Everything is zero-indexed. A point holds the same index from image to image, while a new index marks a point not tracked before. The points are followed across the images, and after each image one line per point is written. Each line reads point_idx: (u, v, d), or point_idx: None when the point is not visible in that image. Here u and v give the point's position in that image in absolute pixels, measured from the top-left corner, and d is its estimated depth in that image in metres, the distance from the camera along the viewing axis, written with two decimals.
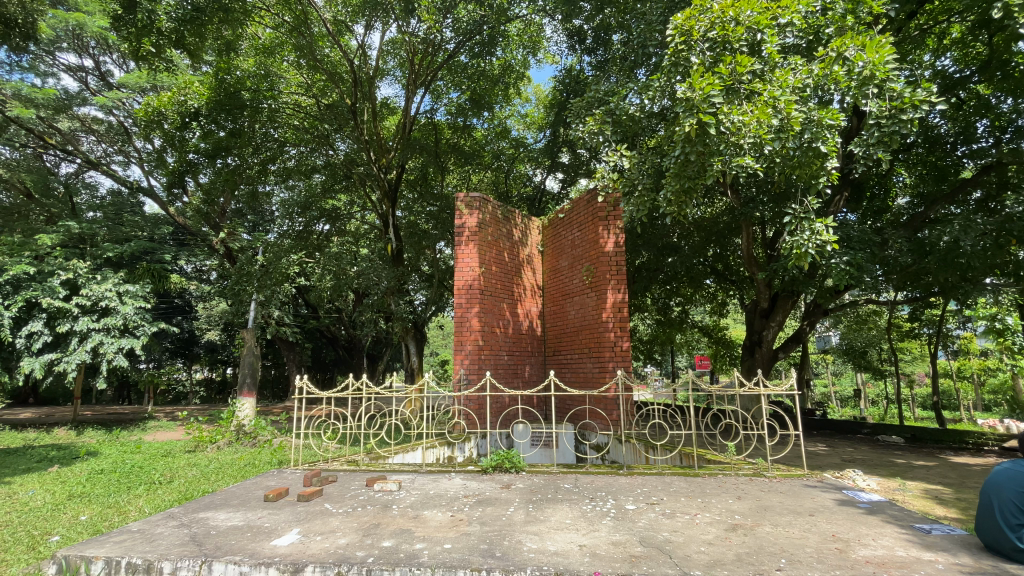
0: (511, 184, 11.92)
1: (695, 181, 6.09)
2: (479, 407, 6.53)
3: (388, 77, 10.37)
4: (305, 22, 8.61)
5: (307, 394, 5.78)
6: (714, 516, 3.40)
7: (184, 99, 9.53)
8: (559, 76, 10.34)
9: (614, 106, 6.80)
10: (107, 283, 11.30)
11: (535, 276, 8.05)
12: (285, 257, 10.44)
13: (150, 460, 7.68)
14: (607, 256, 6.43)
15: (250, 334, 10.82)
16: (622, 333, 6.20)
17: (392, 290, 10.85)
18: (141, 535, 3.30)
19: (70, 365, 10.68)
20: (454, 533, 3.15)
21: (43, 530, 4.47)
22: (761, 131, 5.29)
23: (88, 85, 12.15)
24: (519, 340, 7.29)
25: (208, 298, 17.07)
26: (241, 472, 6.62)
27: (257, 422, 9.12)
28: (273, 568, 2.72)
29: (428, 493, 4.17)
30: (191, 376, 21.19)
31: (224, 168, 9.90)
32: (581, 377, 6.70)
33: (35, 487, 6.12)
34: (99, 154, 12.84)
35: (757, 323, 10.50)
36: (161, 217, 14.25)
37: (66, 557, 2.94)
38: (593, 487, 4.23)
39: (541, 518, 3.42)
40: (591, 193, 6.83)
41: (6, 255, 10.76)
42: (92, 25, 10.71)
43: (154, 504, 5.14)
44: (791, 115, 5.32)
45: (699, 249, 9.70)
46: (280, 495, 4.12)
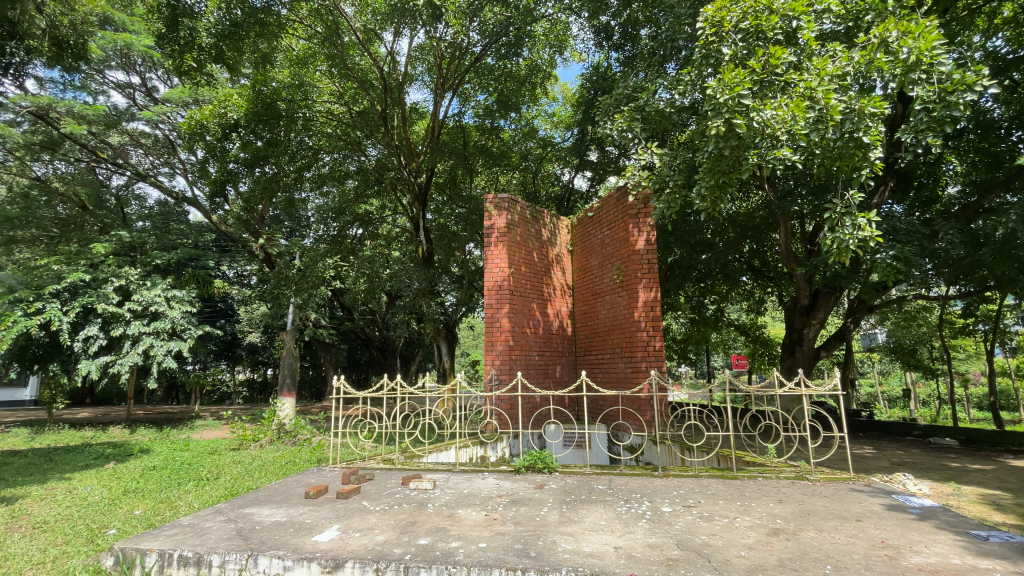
0: (539, 185, 11.96)
1: (730, 175, 5.92)
2: (511, 407, 6.55)
3: (416, 82, 10.56)
4: (336, 32, 8.81)
5: (344, 394, 5.92)
6: (754, 520, 3.31)
7: (225, 112, 9.86)
8: (587, 74, 10.27)
9: (644, 102, 6.73)
10: (156, 289, 11.92)
11: (564, 276, 8.00)
12: (321, 261, 10.75)
13: (197, 457, 8.04)
14: (639, 254, 6.33)
15: (289, 336, 11.15)
16: (655, 332, 6.11)
17: (423, 291, 11.05)
18: (191, 529, 3.47)
19: (124, 367, 11.29)
20: (488, 533, 3.17)
21: (101, 523, 4.74)
22: (798, 122, 5.11)
23: (136, 101, 12.75)
24: (549, 340, 7.28)
25: (249, 302, 17.73)
26: (283, 469, 6.83)
27: (297, 421, 9.39)
28: (315, 563, 2.81)
29: (463, 492, 4.21)
30: (235, 377, 22.07)
31: (262, 177, 10.25)
32: (613, 377, 6.63)
33: (93, 482, 6.51)
34: (148, 167, 13.36)
35: (797, 321, 10.16)
36: (204, 226, 14.88)
37: (122, 549, 3.13)
38: (627, 488, 4.19)
39: (575, 519, 3.41)
40: (622, 191, 6.76)
41: (65, 264, 11.51)
42: (139, 44, 11.34)
43: (202, 500, 5.39)
44: (830, 105, 5.13)
45: (735, 246, 9.44)
46: (320, 493, 4.23)
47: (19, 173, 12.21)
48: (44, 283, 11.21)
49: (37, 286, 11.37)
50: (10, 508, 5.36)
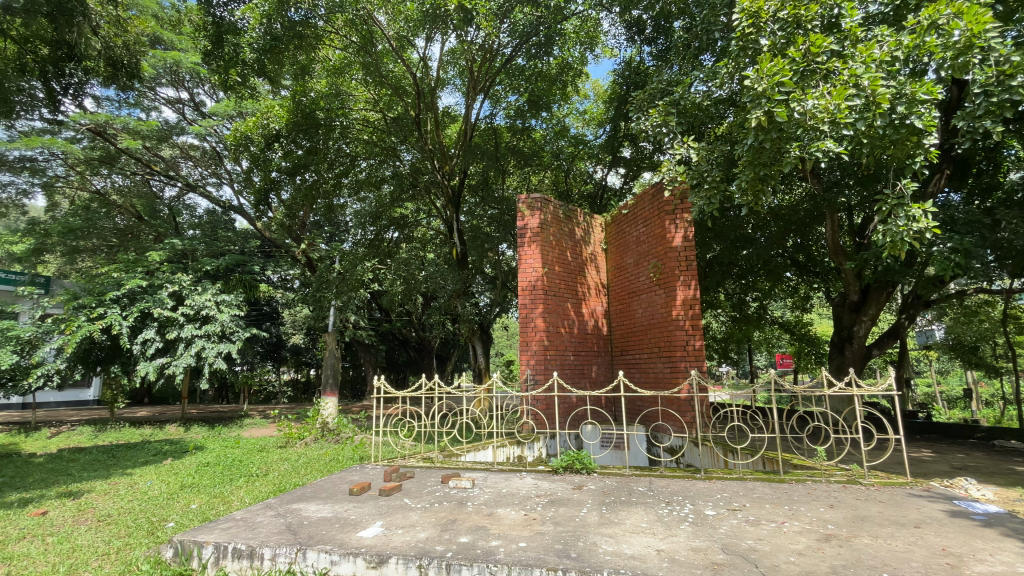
0: (571, 183, 11.96)
1: (771, 169, 5.72)
2: (547, 407, 6.52)
3: (448, 86, 10.69)
4: (371, 41, 9.00)
5: (384, 394, 6.07)
6: (803, 525, 3.19)
7: (267, 123, 10.19)
8: (619, 69, 10.14)
9: (679, 96, 6.59)
10: (206, 294, 12.54)
11: (599, 275, 7.92)
12: (360, 265, 11.07)
13: (247, 454, 8.42)
14: (676, 251, 6.20)
15: (330, 337, 11.48)
16: (694, 331, 5.97)
17: (458, 292, 11.19)
18: (244, 523, 3.63)
19: (178, 368, 11.92)
20: (528, 532, 3.19)
21: (161, 516, 5.03)
22: (841, 112, 4.90)
23: (185, 115, 13.42)
24: (585, 340, 7.23)
25: (291, 305, 18.38)
26: (327, 466, 7.06)
27: (339, 419, 9.69)
28: (361, 558, 2.89)
29: (502, 491, 4.24)
30: (280, 377, 22.96)
31: (303, 184, 10.63)
32: (651, 377, 6.53)
33: (153, 478, 6.92)
34: (197, 177, 13.96)
35: (846, 318, 9.72)
36: (250, 233, 15.52)
37: (181, 541, 3.32)
38: (669, 490, 4.12)
39: (615, 520, 3.38)
40: (657, 187, 6.63)
41: (124, 272, 12.26)
42: (187, 61, 11.94)
43: (253, 495, 5.65)
44: (877, 92, 4.89)
45: (778, 240, 9.10)
46: (363, 490, 4.36)
47: (81, 187, 13.04)
48: (106, 290, 11.95)
49: (99, 292, 12.14)
50: (79, 502, 5.76)
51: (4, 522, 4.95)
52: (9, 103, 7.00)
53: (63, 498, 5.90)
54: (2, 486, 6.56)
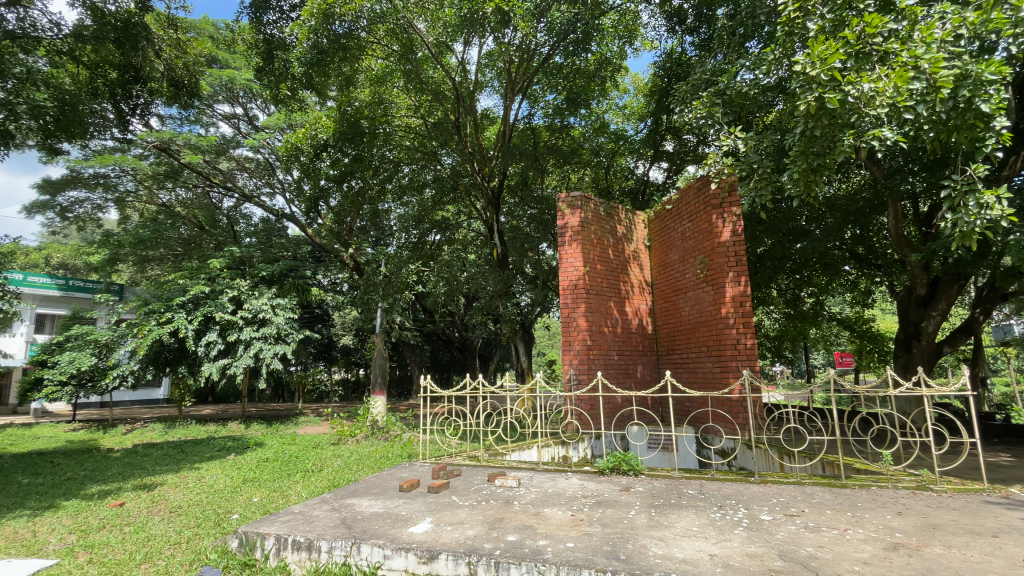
0: (612, 180, 11.84)
1: (824, 158, 5.43)
2: (592, 407, 6.45)
3: (487, 88, 10.77)
4: (411, 48, 9.19)
5: (430, 393, 6.19)
6: (868, 533, 3.01)
7: (315, 134, 10.41)
8: (659, 62, 9.93)
9: (724, 86, 6.35)
10: (263, 298, 13.24)
11: (642, 272, 7.76)
12: (404, 267, 11.40)
13: (303, 450, 8.83)
14: (724, 247, 5.99)
15: (378, 338, 11.83)
16: (745, 330, 5.77)
17: (499, 293, 11.29)
18: (302, 516, 3.82)
19: (239, 368, 12.64)
20: (576, 533, 3.18)
21: (226, 508, 5.36)
22: (900, 97, 4.60)
23: (240, 129, 14.17)
24: (629, 339, 7.11)
25: (341, 308, 19.10)
26: (377, 463, 7.28)
27: (388, 418, 9.99)
28: (412, 554, 2.97)
29: (548, 490, 4.24)
30: (331, 376, 23.90)
31: (350, 192, 10.93)
32: (699, 378, 6.34)
33: (218, 471, 7.39)
34: (252, 188, 14.69)
35: (912, 313, 9.10)
36: (301, 239, 16.22)
37: (245, 533, 3.53)
38: (721, 494, 3.99)
39: (665, 524, 3.31)
40: (703, 180, 6.44)
41: (188, 279, 13.12)
42: (241, 78, 12.60)
43: (309, 489, 5.92)
44: (938, 75, 4.56)
45: (835, 232, 8.63)
46: (413, 486, 4.48)
47: (149, 201, 14.10)
48: (172, 296, 12.82)
49: (167, 298, 13.03)
50: (152, 494, 6.22)
51: (87, 512, 5.40)
52: (83, 125, 7.62)
53: (139, 491, 6.38)
54: (85, 478, 7.15)
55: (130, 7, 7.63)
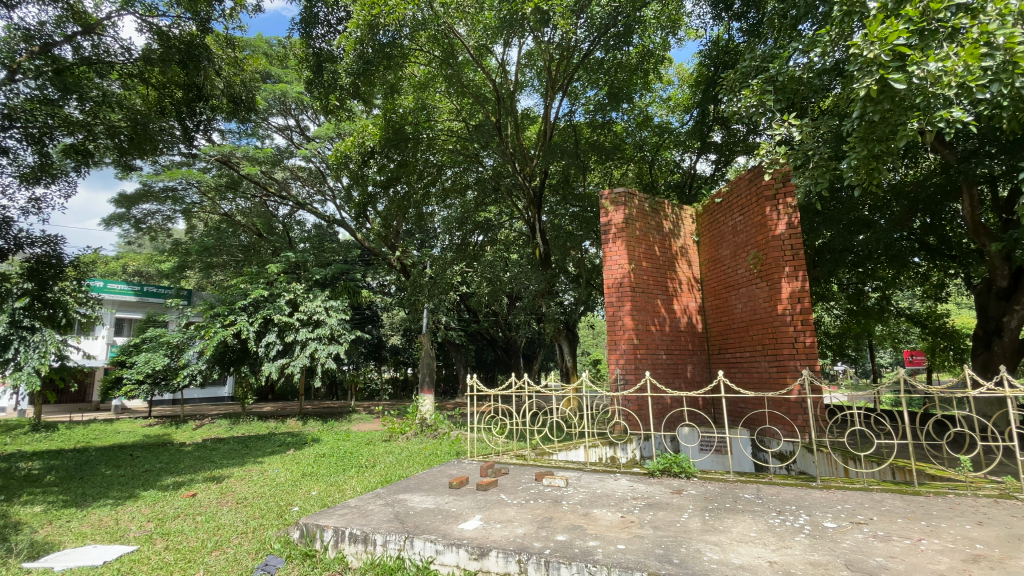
0: (656, 174, 11.59)
1: (887, 144, 5.08)
2: (640, 408, 6.33)
3: (527, 88, 10.77)
4: (452, 53, 9.30)
5: (477, 392, 6.27)
6: (945, 544, 2.80)
7: (363, 141, 10.81)
8: (704, 50, 9.63)
9: (775, 72, 6.07)
10: (317, 300, 13.85)
11: (691, 269, 7.55)
12: (449, 269, 11.66)
13: (357, 446, 9.17)
14: (780, 240, 5.74)
15: (425, 338, 12.08)
16: (804, 327, 5.50)
17: (542, 292, 11.29)
18: (358, 510, 3.98)
19: (296, 367, 13.27)
20: (626, 535, 3.14)
21: (288, 501, 5.65)
22: (971, 76, 4.23)
23: (293, 140, 14.86)
24: (678, 338, 6.93)
25: (389, 308, 19.67)
26: (427, 460, 7.46)
27: (436, 415, 10.21)
28: (464, 550, 3.03)
29: (597, 491, 4.21)
30: (381, 376, 24.67)
31: (396, 196, 11.37)
32: (754, 378, 6.10)
33: (279, 466, 7.81)
34: (305, 196, 15.36)
35: (991, 307, 8.43)
36: (351, 243, 16.83)
37: (306, 525, 3.72)
38: (780, 499, 3.82)
39: (720, 528, 3.21)
40: (756, 171, 6.17)
41: (249, 283, 13.90)
42: (293, 91, 13.21)
43: (363, 484, 6.15)
44: (1016, 49, 4.16)
45: (901, 222, 8.07)
46: (462, 483, 4.57)
47: (213, 211, 15.04)
48: (235, 300, 13.64)
49: (230, 302, 13.86)
50: (221, 486, 6.65)
51: (163, 502, 5.85)
52: (154, 142, 8.25)
53: (209, 483, 6.84)
54: (162, 470, 7.73)
55: (193, 29, 8.19)
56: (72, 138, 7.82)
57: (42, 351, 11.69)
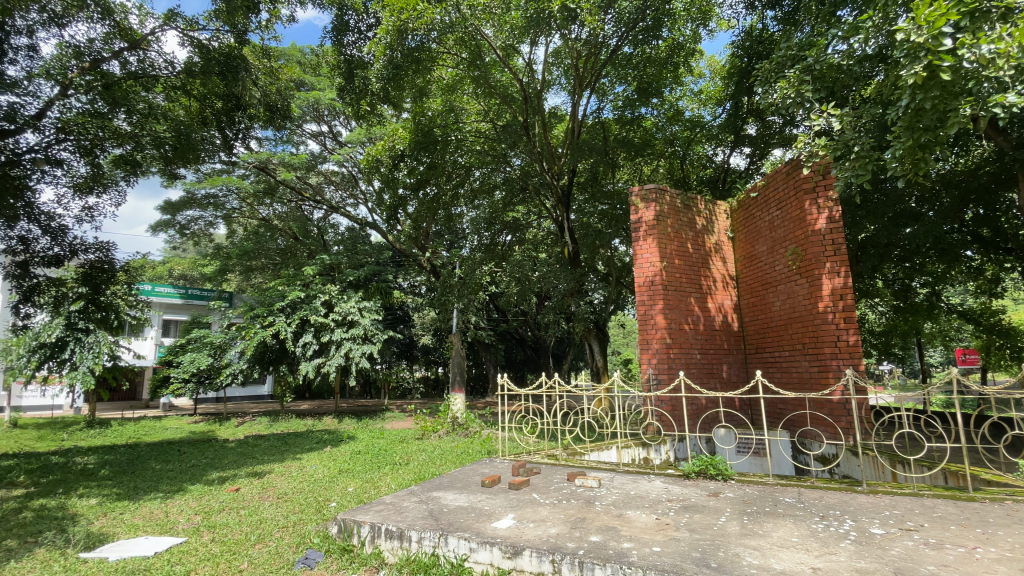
0: (688, 169, 11.37)
1: (934, 132, 4.83)
2: (674, 408, 6.23)
3: (554, 87, 10.73)
4: (480, 54, 9.34)
5: (507, 391, 6.29)
6: (1003, 553, 2.65)
7: (393, 145, 11.02)
8: (737, 41, 9.38)
9: (813, 61, 5.85)
10: (351, 301, 14.21)
11: (726, 265, 7.36)
12: (478, 269, 11.76)
13: (391, 444, 9.35)
14: (820, 235, 5.54)
15: (456, 338, 12.21)
16: (848, 325, 5.29)
17: (572, 291, 11.24)
18: (393, 507, 4.06)
19: (332, 366, 13.62)
20: (662, 537, 3.10)
21: (326, 496, 5.82)
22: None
23: (327, 145, 15.26)
24: (712, 337, 6.78)
25: (420, 309, 19.96)
26: (459, 458, 7.55)
27: (467, 414, 10.32)
28: (498, 548, 3.06)
29: (630, 493, 4.16)
30: (413, 375, 25.05)
31: (425, 198, 11.53)
32: (794, 378, 5.91)
33: (317, 462, 8.05)
34: (339, 200, 15.77)
35: None
36: (383, 245, 17.16)
37: (344, 520, 3.83)
38: (823, 503, 3.69)
39: (760, 532, 3.13)
40: (793, 164, 5.99)
41: (286, 285, 14.36)
42: (326, 97, 13.57)
43: (397, 481, 6.28)
44: None
45: (952, 214, 7.65)
46: (494, 482, 4.60)
47: (252, 216, 15.60)
48: (274, 301, 14.11)
49: (268, 303, 14.35)
50: (263, 481, 6.91)
51: (209, 496, 6.11)
52: (197, 151, 8.64)
53: (251, 478, 7.11)
54: (207, 465, 8.09)
55: (231, 41, 8.52)
56: (122, 148, 8.28)
57: (95, 352, 12.38)
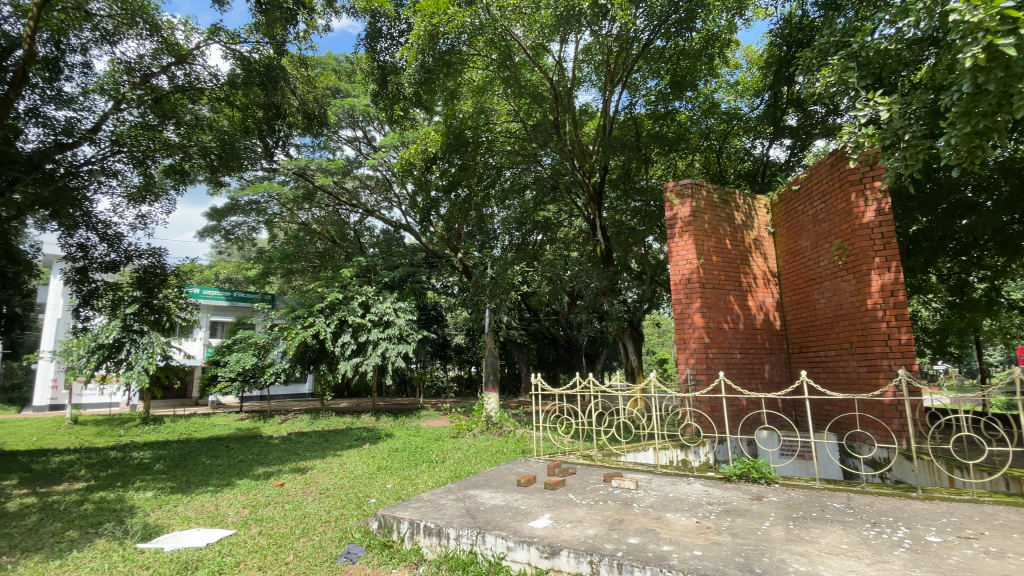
0: (725, 163, 11.07)
1: (994, 118, 4.53)
2: (713, 410, 6.08)
3: (585, 84, 10.64)
4: (510, 55, 9.34)
5: (541, 391, 6.28)
6: None
7: (426, 148, 11.20)
8: (775, 29, 9.06)
9: (858, 47, 5.59)
10: (387, 302, 14.54)
11: (767, 262, 7.13)
12: (510, 269, 11.80)
13: (427, 442, 9.51)
14: (868, 229, 5.30)
15: (488, 338, 12.29)
16: (899, 323, 5.05)
17: (604, 290, 11.13)
18: (431, 504, 4.13)
19: (369, 365, 13.89)
20: (703, 541, 3.04)
21: (366, 492, 5.98)
22: None
23: (361, 150, 15.64)
24: (753, 337, 6.58)
25: (453, 309, 20.19)
26: (494, 457, 7.62)
27: (501, 413, 10.38)
28: (535, 548, 3.07)
29: (669, 495, 4.09)
30: (447, 374, 25.38)
31: (457, 200, 11.66)
32: (842, 378, 5.68)
33: (357, 459, 8.28)
34: (374, 203, 16.14)
35: None
36: (416, 246, 17.46)
37: (383, 516, 3.93)
38: (874, 509, 3.53)
39: (807, 538, 3.02)
40: (837, 155, 5.76)
41: (325, 287, 14.80)
42: (361, 103, 13.91)
43: (434, 479, 6.39)
44: None
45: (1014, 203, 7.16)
46: (530, 482, 4.61)
47: (292, 220, 16.16)
48: (314, 303, 14.58)
49: (308, 305, 14.83)
50: (305, 476, 7.16)
51: (255, 490, 6.39)
52: (240, 159, 8.98)
53: (295, 473, 7.38)
54: (254, 461, 8.44)
55: (271, 53, 8.84)
56: (171, 158, 8.76)
57: (149, 352, 13.07)
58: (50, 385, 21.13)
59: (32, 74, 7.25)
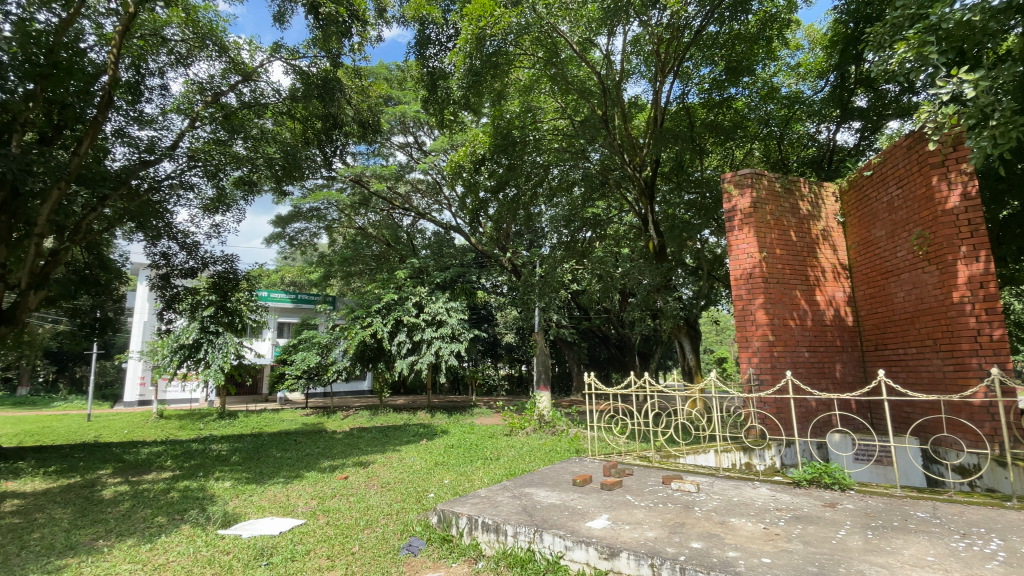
0: (786, 150, 10.49)
1: None
2: (778, 411, 5.78)
3: (634, 76, 10.41)
4: (556, 52, 9.28)
5: (595, 390, 6.22)
6: None
7: (474, 150, 11.36)
8: (841, 5, 8.49)
9: (937, 19, 5.12)
10: (439, 302, 14.92)
11: (837, 253, 6.69)
12: (559, 267, 11.74)
13: (481, 439, 9.66)
14: (952, 215, 4.87)
15: (539, 337, 12.31)
16: (990, 317, 4.61)
17: (658, 287, 10.85)
18: (488, 501, 4.21)
19: (424, 364, 14.35)
20: (772, 548, 2.91)
21: (424, 487, 6.16)
22: None
23: (413, 155, 16.09)
24: (822, 334, 6.21)
25: (503, 308, 20.36)
26: (548, 455, 7.62)
27: (554, 412, 10.37)
28: (594, 548, 3.06)
29: (732, 499, 3.95)
30: (498, 373, 25.61)
31: (506, 199, 11.73)
32: (924, 378, 5.25)
33: (415, 454, 8.55)
34: (425, 206, 16.57)
35: None
36: (467, 247, 17.75)
37: (442, 511, 4.05)
38: (965, 520, 3.24)
39: (886, 548, 2.83)
40: (916, 137, 5.33)
41: (381, 288, 15.35)
42: (411, 109, 14.30)
43: (489, 475, 6.49)
44: None
45: None
46: (586, 482, 4.59)
47: (349, 225, 16.87)
48: (371, 303, 15.17)
49: (365, 306, 15.45)
50: (367, 470, 7.47)
51: (322, 482, 6.74)
52: (302, 169, 9.43)
53: (358, 467, 7.72)
54: (319, 454, 8.91)
55: (327, 66, 9.27)
56: (240, 171, 9.40)
57: (224, 351, 14.08)
58: (139, 383, 23.17)
59: (117, 97, 8.02)
